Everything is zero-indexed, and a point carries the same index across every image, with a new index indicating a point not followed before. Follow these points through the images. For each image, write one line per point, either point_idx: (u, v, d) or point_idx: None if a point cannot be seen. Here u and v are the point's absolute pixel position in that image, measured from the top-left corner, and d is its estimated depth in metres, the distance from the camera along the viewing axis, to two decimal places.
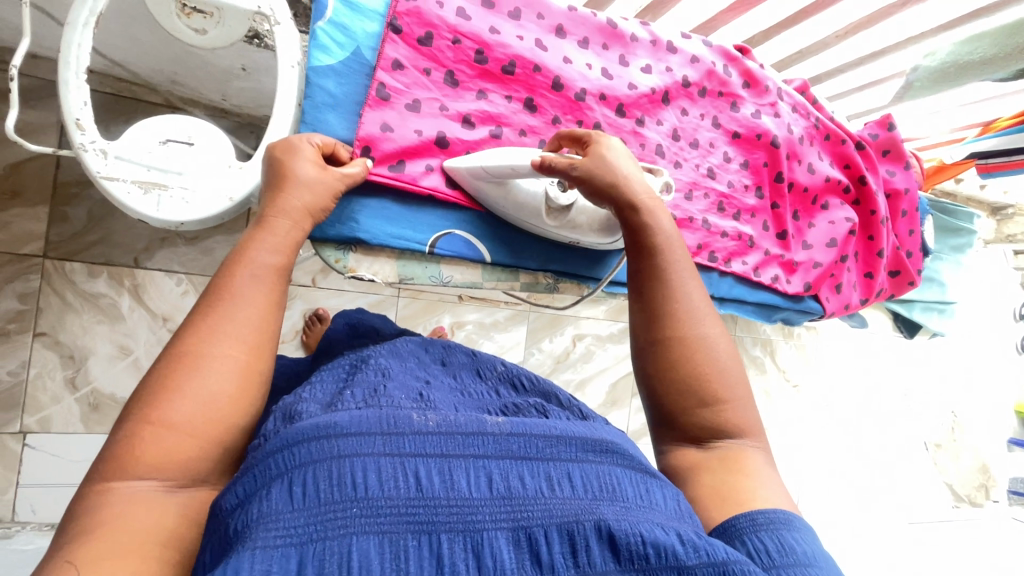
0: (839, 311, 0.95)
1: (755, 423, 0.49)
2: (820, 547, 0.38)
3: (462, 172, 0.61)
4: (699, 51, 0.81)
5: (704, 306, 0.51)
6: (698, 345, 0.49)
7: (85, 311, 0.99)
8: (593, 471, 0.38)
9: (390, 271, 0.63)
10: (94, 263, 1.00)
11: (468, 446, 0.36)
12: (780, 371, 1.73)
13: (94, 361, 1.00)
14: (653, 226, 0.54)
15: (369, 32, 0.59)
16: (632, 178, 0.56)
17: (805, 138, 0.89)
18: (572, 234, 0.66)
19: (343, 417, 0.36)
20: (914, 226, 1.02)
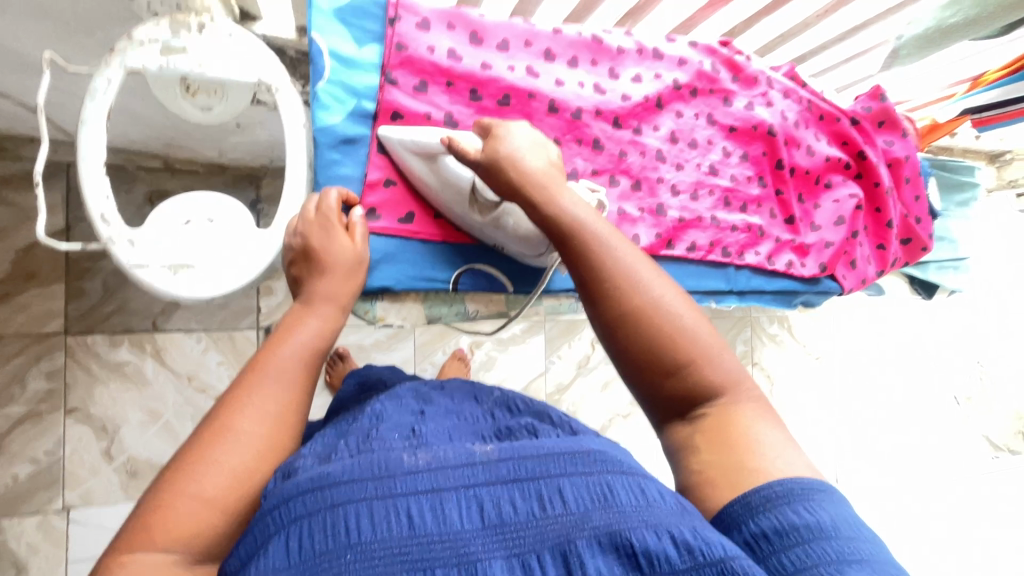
0: (857, 287, 0.95)
1: (727, 376, 0.47)
2: (826, 506, 0.38)
3: (393, 141, 0.58)
4: (685, 54, 0.81)
5: (640, 266, 0.49)
6: (647, 313, 0.47)
7: (112, 381, 1.01)
8: (587, 485, 0.36)
9: (418, 314, 0.66)
10: (114, 333, 1.01)
11: (457, 478, 0.36)
12: (800, 345, 1.74)
13: (126, 430, 1.01)
14: (557, 205, 0.51)
15: (369, 85, 0.60)
16: (525, 154, 0.53)
17: (800, 122, 0.90)
18: (497, 234, 0.61)
19: (336, 466, 0.36)
20: (919, 191, 1.02)
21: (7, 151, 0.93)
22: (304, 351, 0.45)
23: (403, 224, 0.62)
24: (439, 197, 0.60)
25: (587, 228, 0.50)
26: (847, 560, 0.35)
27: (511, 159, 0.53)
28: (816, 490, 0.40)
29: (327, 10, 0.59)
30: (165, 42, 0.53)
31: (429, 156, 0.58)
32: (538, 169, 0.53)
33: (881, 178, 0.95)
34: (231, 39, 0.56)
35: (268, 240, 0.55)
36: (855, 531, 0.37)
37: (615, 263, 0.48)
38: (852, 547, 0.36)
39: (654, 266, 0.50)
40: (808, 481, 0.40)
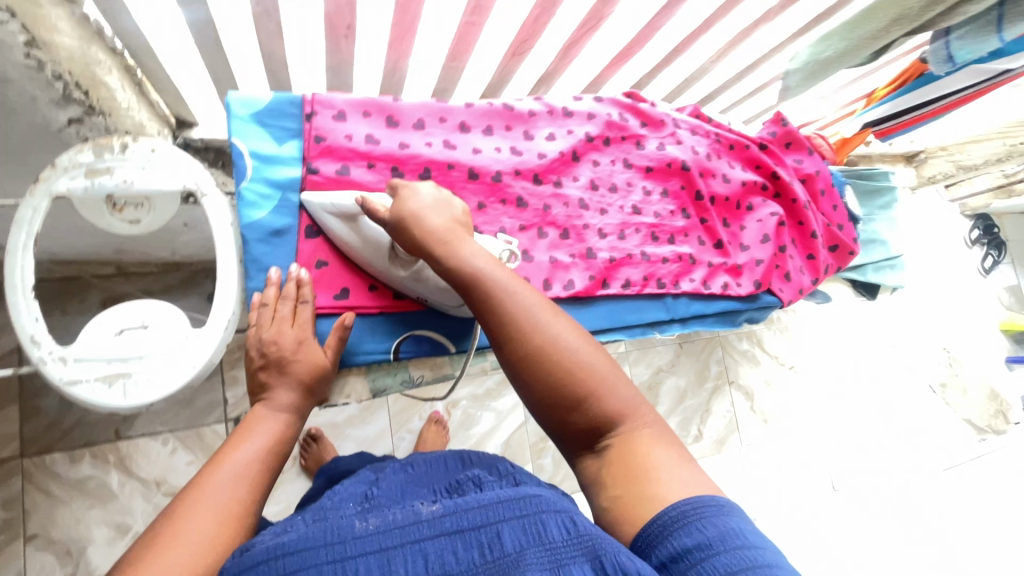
0: (796, 297, 1.00)
1: (624, 405, 0.50)
2: (715, 521, 0.42)
3: (313, 205, 0.62)
4: (593, 109, 0.88)
5: (538, 309, 0.53)
6: (546, 352, 0.51)
7: (75, 500, 1.00)
8: (523, 528, 0.40)
9: (363, 389, 0.67)
10: (74, 449, 1.02)
11: (404, 536, 0.39)
12: (773, 358, 1.82)
13: (92, 549, 1.00)
14: (457, 260, 0.55)
15: (291, 176, 0.64)
16: (427, 211, 0.58)
17: (712, 154, 0.96)
18: (419, 286, 0.63)
19: (290, 538, 0.39)
20: (836, 201, 1.09)
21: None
22: (260, 450, 0.51)
23: (342, 300, 0.64)
24: (359, 255, 0.63)
25: (488, 279, 0.54)
26: (736, 571, 0.38)
27: (413, 216, 0.58)
28: (708, 507, 0.43)
29: (245, 115, 0.64)
30: (90, 165, 0.56)
31: (347, 218, 0.62)
32: (439, 224, 0.57)
33: (797, 195, 1.01)
34: (153, 155, 0.58)
35: (205, 338, 0.56)
36: (742, 539, 0.40)
37: (517, 308, 0.52)
38: (739, 557, 0.39)
39: (553, 308, 0.54)
40: (702, 500, 0.44)
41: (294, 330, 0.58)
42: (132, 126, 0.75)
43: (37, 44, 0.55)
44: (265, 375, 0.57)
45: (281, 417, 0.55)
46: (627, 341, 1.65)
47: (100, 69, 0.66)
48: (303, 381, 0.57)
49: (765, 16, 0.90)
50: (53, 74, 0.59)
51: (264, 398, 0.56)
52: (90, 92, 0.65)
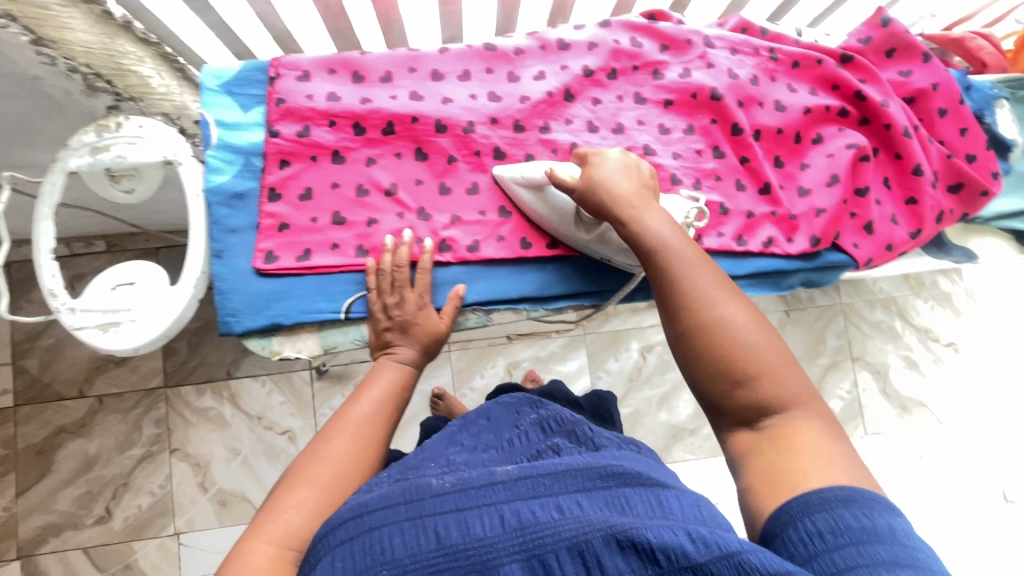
0: (879, 255, 0.76)
1: (794, 393, 0.51)
2: (884, 515, 0.42)
3: (508, 180, 0.68)
4: (597, 37, 0.76)
5: (717, 286, 0.55)
6: (724, 327, 0.53)
7: (202, 424, 1.36)
8: (606, 497, 0.43)
9: (315, 345, 0.65)
10: (201, 383, 1.37)
11: (480, 497, 0.43)
12: (921, 334, 1.51)
13: (215, 464, 1.35)
14: (641, 229, 0.58)
15: (254, 141, 0.67)
16: (616, 177, 0.61)
17: (761, 76, 0.77)
18: (603, 248, 0.66)
19: (374, 496, 0.44)
20: (967, 123, 0.80)
21: (117, 246, 1.23)
22: (392, 389, 0.59)
23: (304, 260, 0.64)
24: (549, 223, 0.67)
25: (673, 252, 0.56)
26: (900, 563, 0.39)
27: (603, 183, 0.61)
28: (878, 501, 0.43)
29: (215, 86, 0.68)
30: (93, 144, 0.65)
31: (538, 188, 0.66)
32: (627, 190, 0.60)
33: (893, 119, 0.76)
34: (141, 130, 0.65)
35: (175, 295, 0.62)
36: (911, 540, 0.41)
37: (696, 278, 0.55)
38: (903, 554, 0.40)
39: (728, 286, 0.55)
40: (870, 492, 0.44)
41: (414, 294, 0.63)
42: (175, 109, 0.77)
43: (45, 42, 0.63)
44: (391, 335, 0.63)
45: (402, 368, 0.62)
46: None
47: (127, 60, 0.70)
48: (423, 341, 0.63)
49: None
50: (68, 67, 0.67)
51: (388, 353, 0.63)
52: (115, 81, 0.70)
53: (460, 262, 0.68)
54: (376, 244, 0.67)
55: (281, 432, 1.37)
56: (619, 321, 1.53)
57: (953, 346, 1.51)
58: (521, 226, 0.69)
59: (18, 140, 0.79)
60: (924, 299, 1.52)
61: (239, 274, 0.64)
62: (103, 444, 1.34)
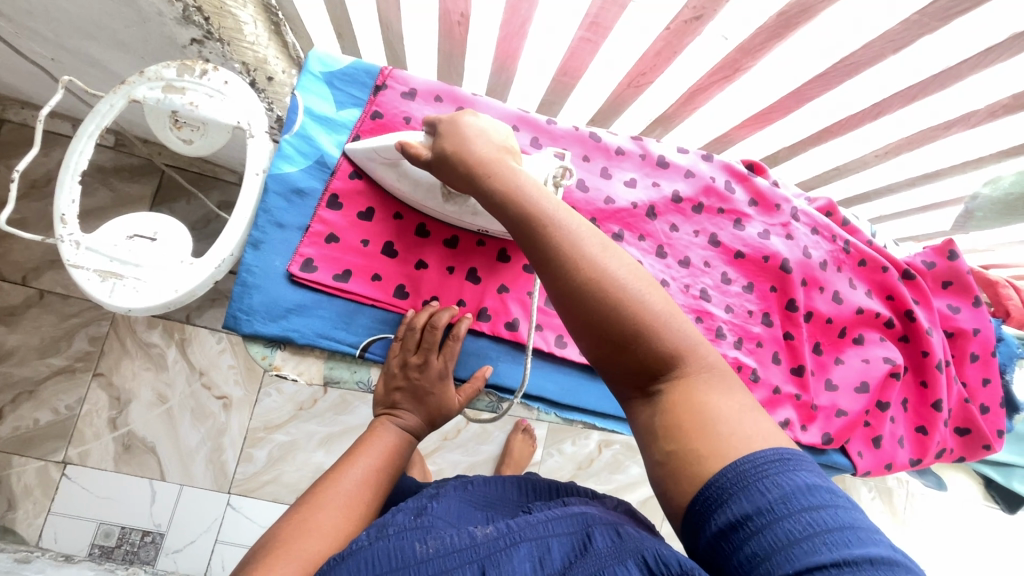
0: (878, 471, 0.77)
1: (680, 344, 0.42)
2: (778, 480, 0.35)
3: (358, 154, 0.61)
4: (696, 167, 0.76)
5: (586, 230, 0.45)
6: (597, 287, 0.43)
7: (138, 358, 1.25)
8: (570, 541, 0.41)
9: (316, 372, 0.60)
10: (154, 316, 1.26)
11: (462, 558, 0.39)
12: None
13: (135, 404, 1.24)
14: (500, 183, 0.49)
15: (335, 143, 0.63)
16: (472, 133, 0.52)
17: (829, 263, 0.78)
18: (477, 219, 0.62)
19: (356, 563, 0.40)
20: (990, 375, 0.82)
21: (125, 147, 1.14)
22: (386, 453, 0.55)
23: (340, 282, 0.60)
24: (414, 196, 0.61)
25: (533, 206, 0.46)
26: (804, 536, 0.32)
27: (458, 140, 0.52)
28: (770, 461, 0.36)
29: (318, 72, 0.64)
30: (169, 81, 0.59)
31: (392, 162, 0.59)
32: (484, 146, 0.52)
33: (931, 349, 0.78)
34: (225, 86, 0.60)
35: (194, 269, 0.57)
36: (811, 498, 0.34)
37: (555, 235, 0.45)
38: (805, 522, 0.33)
39: (599, 235, 0.46)
40: (767, 452, 0.36)
41: (439, 360, 0.59)
42: (253, 61, 0.71)
43: None
44: (400, 395, 0.58)
45: (401, 433, 0.57)
46: None
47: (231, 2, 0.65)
48: (432, 412, 0.58)
49: (964, 118, 0.68)
50: None
51: (391, 413, 0.58)
52: (213, 19, 0.64)
53: (493, 336, 0.65)
54: (419, 291, 0.63)
55: (218, 397, 1.28)
56: None
57: None
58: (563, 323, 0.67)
59: (84, 33, 0.73)
60: (872, 490, 1.53)
61: (269, 272, 0.59)
62: (23, 342, 1.20)
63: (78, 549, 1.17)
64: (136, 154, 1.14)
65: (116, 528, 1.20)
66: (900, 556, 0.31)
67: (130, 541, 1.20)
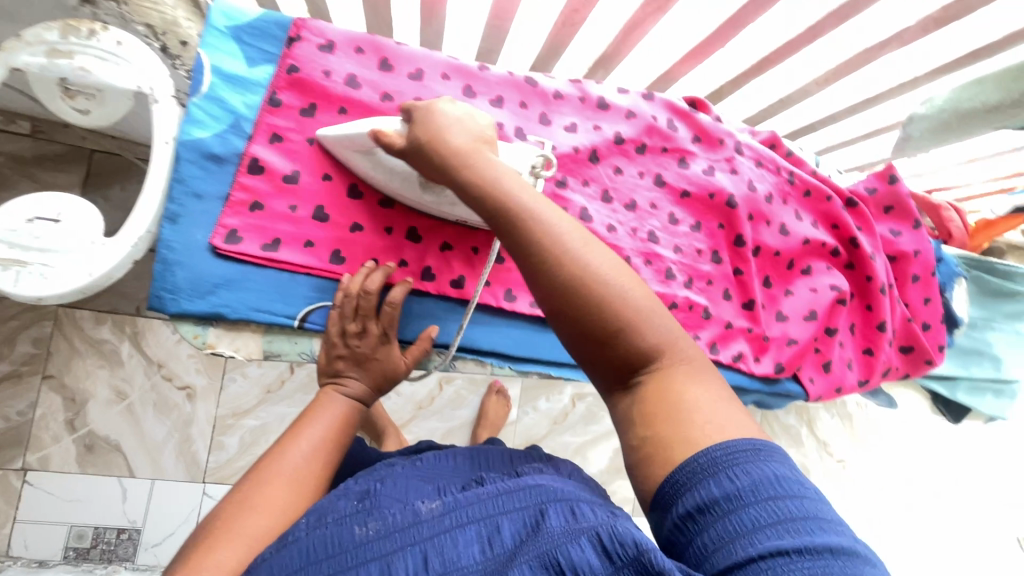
0: (828, 395, 0.80)
1: (662, 338, 0.43)
2: (748, 469, 0.36)
3: (329, 139, 0.58)
4: (637, 107, 0.74)
5: (569, 228, 0.45)
6: (582, 283, 0.43)
7: (89, 356, 1.19)
8: (522, 518, 0.41)
9: (255, 347, 0.58)
10: (100, 312, 1.20)
11: (403, 539, 0.40)
12: (820, 445, 1.59)
13: (92, 404, 1.19)
14: (479, 179, 0.48)
15: (251, 104, 0.59)
16: (447, 124, 0.51)
17: (774, 196, 0.78)
18: (455, 210, 0.61)
19: (294, 549, 0.40)
20: (930, 294, 0.85)
21: (43, 134, 1.06)
22: (336, 421, 0.54)
23: (271, 251, 0.57)
24: (391, 187, 0.60)
25: (515, 203, 0.46)
26: (766, 524, 0.34)
27: (435, 131, 0.51)
28: (743, 450, 0.37)
29: (222, 27, 0.59)
30: (53, 45, 0.52)
31: (367, 151, 0.57)
32: (461, 138, 0.50)
33: (874, 273, 0.80)
34: (121, 48, 0.53)
35: (108, 249, 0.53)
36: (778, 488, 0.35)
37: (539, 233, 0.45)
38: (771, 509, 0.35)
39: (583, 232, 0.46)
40: (738, 442, 0.38)
41: (378, 327, 0.57)
42: (160, 23, 0.56)
43: None
44: (343, 364, 0.57)
45: (350, 400, 0.56)
46: None
47: None
48: (379, 377, 0.57)
49: (896, 36, 0.69)
50: None
51: (336, 381, 0.57)
52: None
53: (439, 294, 0.63)
54: (356, 255, 0.61)
55: (180, 387, 1.24)
56: None
57: (842, 463, 1.60)
58: (510, 276, 0.66)
59: None
60: (834, 416, 1.61)
61: (191, 247, 0.55)
62: None
63: (52, 554, 1.15)
64: (53, 139, 1.06)
65: (90, 529, 1.17)
66: (859, 547, 0.34)
67: (106, 540, 1.17)
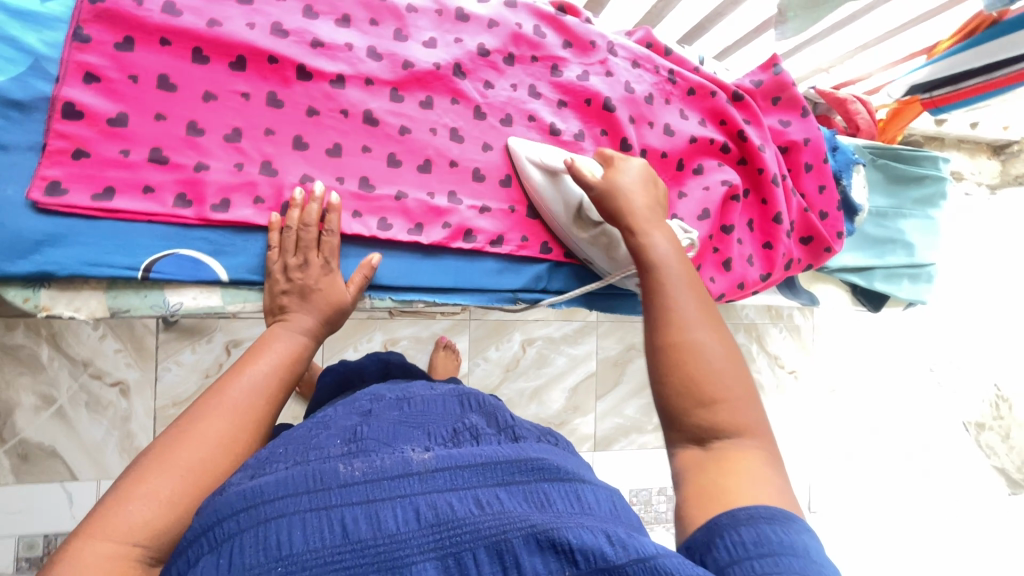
0: (733, 293, 0.80)
1: (749, 421, 0.48)
2: (801, 533, 0.40)
3: (520, 153, 0.67)
4: (499, 15, 0.71)
5: (701, 311, 0.53)
6: (698, 349, 0.50)
7: (7, 364, 1.09)
8: (525, 492, 0.39)
9: (99, 306, 0.56)
10: (12, 318, 1.08)
11: (393, 489, 0.38)
12: (772, 358, 1.62)
13: (19, 413, 1.10)
14: (650, 246, 0.58)
15: (52, 43, 0.54)
16: (635, 190, 0.62)
17: (655, 96, 0.77)
18: (590, 250, 0.69)
19: (268, 482, 0.38)
20: (825, 181, 0.85)
21: None
22: (281, 359, 0.55)
23: (103, 201, 0.53)
24: (550, 210, 0.67)
25: (668, 272, 0.55)
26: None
27: (623, 189, 0.62)
28: (794, 517, 0.41)
29: None
30: None
31: (553, 174, 0.66)
32: (643, 206, 0.61)
33: (765, 165, 0.79)
34: None
35: None
36: (825, 561, 0.39)
37: (672, 305, 0.53)
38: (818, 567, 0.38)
39: (716, 321, 0.53)
40: (793, 514, 0.42)
41: (319, 257, 0.59)
42: None
43: None
44: (287, 299, 0.59)
45: (297, 337, 0.57)
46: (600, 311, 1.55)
47: None
48: (324, 310, 0.59)
49: None
50: None
51: (281, 319, 0.58)
52: None
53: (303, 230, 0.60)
54: (205, 195, 0.57)
55: (113, 384, 1.15)
56: (506, 311, 1.50)
57: (793, 373, 1.64)
58: (380, 204, 0.63)
59: None
60: (782, 329, 1.63)
61: (4, 204, 0.51)
62: None
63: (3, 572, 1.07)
64: None
65: (40, 537, 1.08)
66: None
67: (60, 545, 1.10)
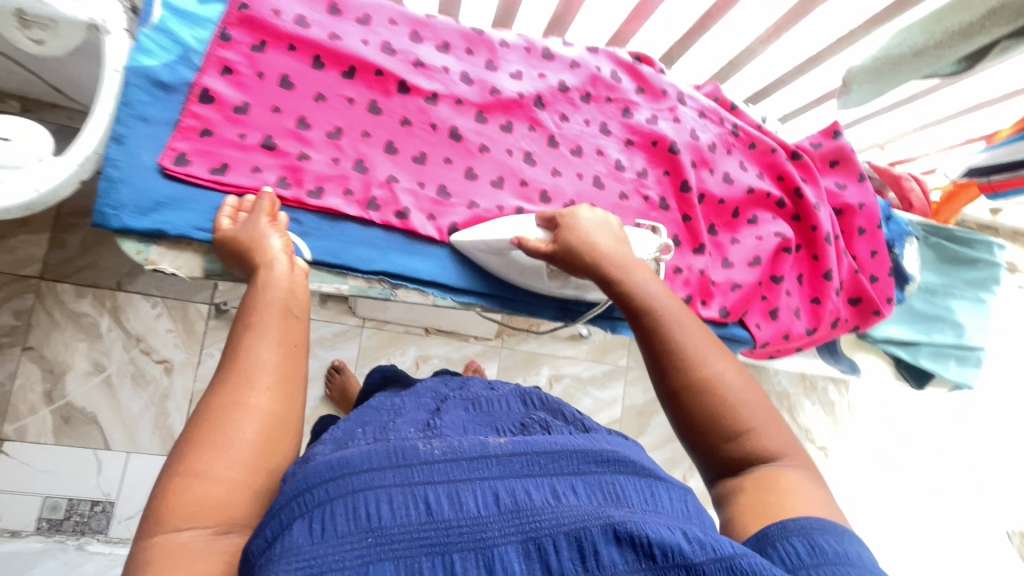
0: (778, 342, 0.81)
1: (781, 444, 0.49)
2: (851, 543, 0.39)
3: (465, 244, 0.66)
4: (581, 58, 0.77)
5: (702, 343, 0.52)
6: (715, 389, 0.50)
7: (69, 329, 1.14)
8: (598, 484, 0.39)
9: (195, 267, 0.61)
10: (82, 285, 1.15)
11: (471, 469, 0.38)
12: (803, 431, 1.56)
13: (70, 376, 1.14)
14: (636, 289, 0.57)
15: (200, 38, 0.62)
16: (596, 238, 0.61)
17: (718, 146, 0.81)
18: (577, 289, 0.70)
19: (354, 454, 0.38)
20: (877, 247, 0.87)
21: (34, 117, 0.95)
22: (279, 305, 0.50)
23: (218, 175, 0.60)
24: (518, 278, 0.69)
25: (661, 309, 0.55)
26: None
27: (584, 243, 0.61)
28: (843, 527, 0.40)
29: None
30: None
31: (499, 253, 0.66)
32: (612, 248, 0.61)
33: (819, 222, 0.82)
34: None
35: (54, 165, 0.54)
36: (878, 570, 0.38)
37: (677, 340, 0.53)
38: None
39: (718, 348, 0.53)
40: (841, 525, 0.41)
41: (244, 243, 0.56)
42: None
43: None
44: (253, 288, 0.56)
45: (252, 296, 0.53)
46: (632, 358, 1.54)
47: None
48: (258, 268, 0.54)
49: None
50: None
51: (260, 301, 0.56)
52: None
53: (382, 225, 0.65)
54: (303, 181, 0.63)
55: (158, 361, 1.19)
56: (537, 344, 1.51)
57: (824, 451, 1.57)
58: (454, 211, 0.68)
59: None
60: (814, 402, 1.59)
61: (137, 167, 0.58)
62: None
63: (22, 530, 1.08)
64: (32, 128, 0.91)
65: (64, 500, 1.11)
66: None
67: (79, 512, 1.12)
